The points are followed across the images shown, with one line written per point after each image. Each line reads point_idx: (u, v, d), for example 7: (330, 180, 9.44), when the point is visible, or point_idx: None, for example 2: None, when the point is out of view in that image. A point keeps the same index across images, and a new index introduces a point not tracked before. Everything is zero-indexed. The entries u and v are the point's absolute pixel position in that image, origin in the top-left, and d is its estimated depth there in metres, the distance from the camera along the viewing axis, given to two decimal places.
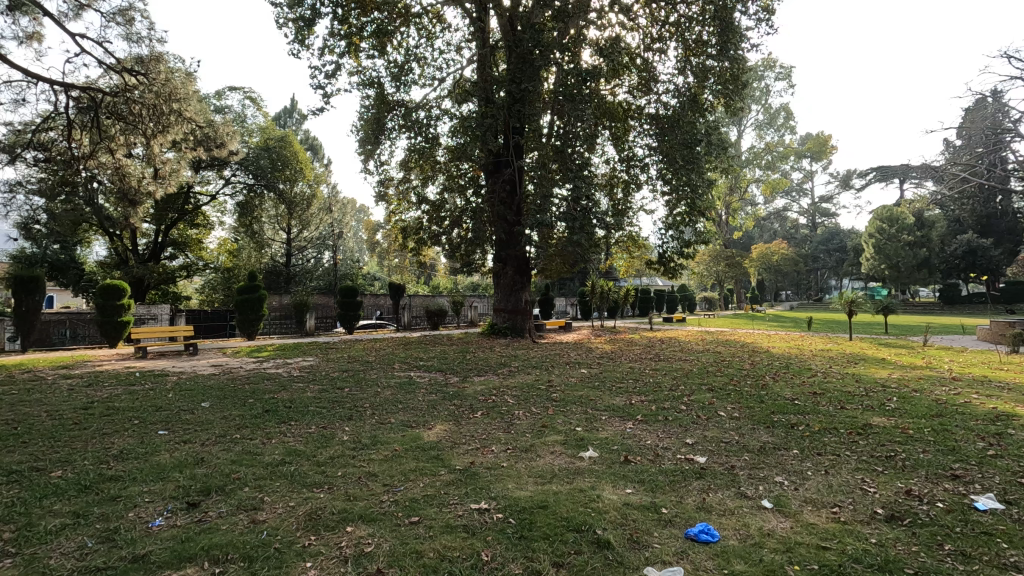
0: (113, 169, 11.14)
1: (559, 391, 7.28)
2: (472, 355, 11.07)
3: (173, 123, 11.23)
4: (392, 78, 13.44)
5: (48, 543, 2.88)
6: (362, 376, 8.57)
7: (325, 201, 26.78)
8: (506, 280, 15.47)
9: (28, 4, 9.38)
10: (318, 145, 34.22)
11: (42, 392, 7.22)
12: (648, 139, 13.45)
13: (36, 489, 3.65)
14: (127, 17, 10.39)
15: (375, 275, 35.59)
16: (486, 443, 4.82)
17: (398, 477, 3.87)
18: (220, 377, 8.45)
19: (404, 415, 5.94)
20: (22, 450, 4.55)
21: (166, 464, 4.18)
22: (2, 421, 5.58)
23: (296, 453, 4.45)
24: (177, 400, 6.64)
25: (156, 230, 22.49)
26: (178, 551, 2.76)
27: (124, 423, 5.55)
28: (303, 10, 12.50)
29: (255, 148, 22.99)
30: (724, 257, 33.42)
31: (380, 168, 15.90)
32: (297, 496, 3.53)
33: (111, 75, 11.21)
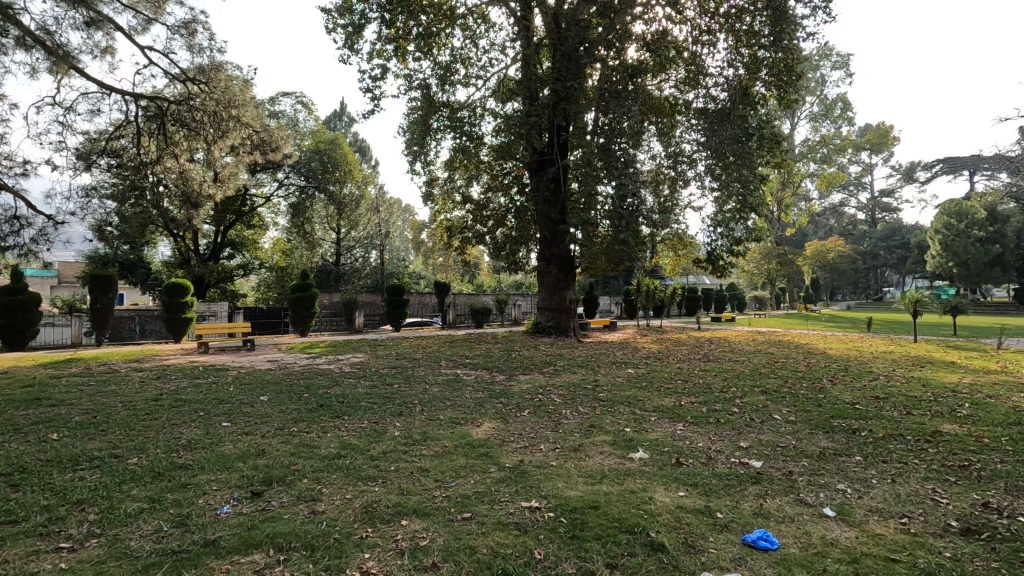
0: (177, 173, 11.82)
1: (606, 391, 7.22)
2: (517, 354, 11.10)
3: (232, 128, 11.78)
4: (438, 80, 13.60)
5: (128, 526, 3.08)
6: (410, 372, 8.74)
7: (373, 201, 27.47)
8: (550, 279, 15.43)
9: (103, 20, 10.03)
10: (366, 147, 35.18)
11: (117, 383, 7.77)
12: (696, 134, 13.09)
13: (115, 474, 3.90)
14: (190, 30, 10.95)
15: (420, 274, 36.19)
16: (534, 442, 4.83)
17: (450, 473, 3.93)
18: (276, 372, 8.82)
19: (453, 412, 6.04)
20: (103, 438, 4.88)
21: (230, 455, 4.38)
22: (82, 410, 6.00)
23: (350, 447, 4.59)
24: (237, 394, 6.98)
25: (216, 231, 23.64)
26: (245, 538, 2.90)
27: (190, 414, 5.85)
28: (353, 16, 12.83)
29: (307, 151, 23.82)
30: (776, 255, 32.21)
31: (426, 169, 16.12)
32: (353, 488, 3.64)
33: (176, 84, 11.86)
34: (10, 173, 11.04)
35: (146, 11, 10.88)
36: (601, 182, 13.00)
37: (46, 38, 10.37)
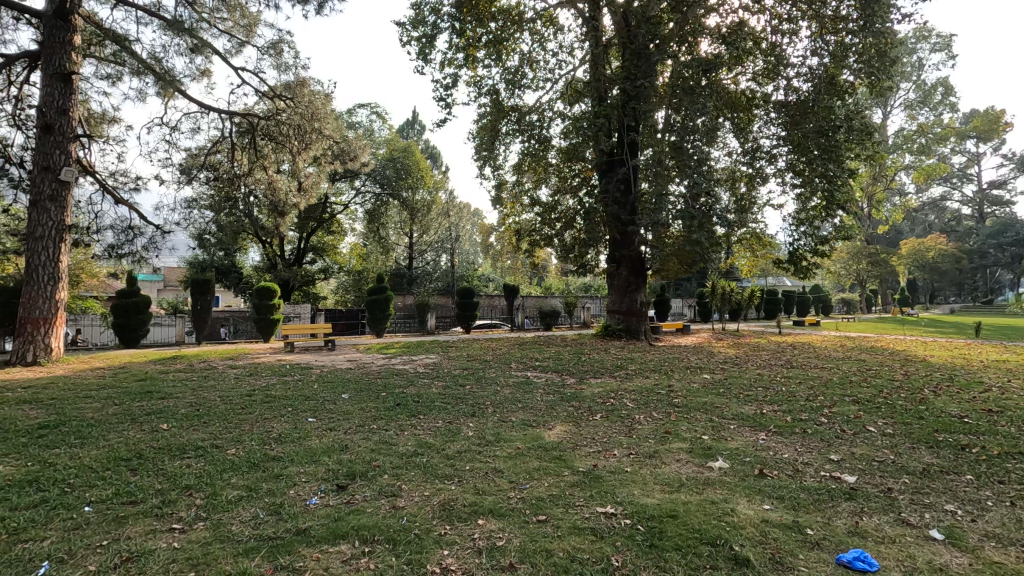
0: (267, 184, 12.63)
1: (681, 396, 7.00)
2: (587, 357, 11.02)
3: (314, 140, 12.48)
4: (507, 85, 13.74)
5: (230, 512, 3.33)
6: (482, 374, 8.86)
7: (445, 206, 27.95)
8: (620, 280, 15.19)
9: (203, 46, 10.94)
10: (437, 153, 36.22)
11: (215, 379, 8.43)
12: (775, 128, 12.45)
13: (217, 463, 4.24)
14: (277, 49, 11.71)
15: (489, 276, 36.77)
16: (608, 446, 4.77)
17: (524, 475, 3.96)
18: (356, 371, 9.25)
19: (525, 413, 6.08)
20: (205, 429, 5.32)
21: (317, 449, 4.64)
22: (187, 403, 6.55)
23: (427, 445, 4.73)
24: (321, 391, 7.38)
25: (300, 237, 25.12)
26: (333, 529, 3.06)
27: (280, 410, 6.24)
28: (426, 28, 13.24)
29: (382, 159, 24.83)
30: (866, 254, 30.00)
31: (495, 173, 16.31)
32: (431, 486, 3.75)
33: (265, 101, 12.76)
34: (126, 188, 12.32)
35: (239, 34, 11.76)
36: (673, 182, 12.65)
37: (156, 65, 11.48)
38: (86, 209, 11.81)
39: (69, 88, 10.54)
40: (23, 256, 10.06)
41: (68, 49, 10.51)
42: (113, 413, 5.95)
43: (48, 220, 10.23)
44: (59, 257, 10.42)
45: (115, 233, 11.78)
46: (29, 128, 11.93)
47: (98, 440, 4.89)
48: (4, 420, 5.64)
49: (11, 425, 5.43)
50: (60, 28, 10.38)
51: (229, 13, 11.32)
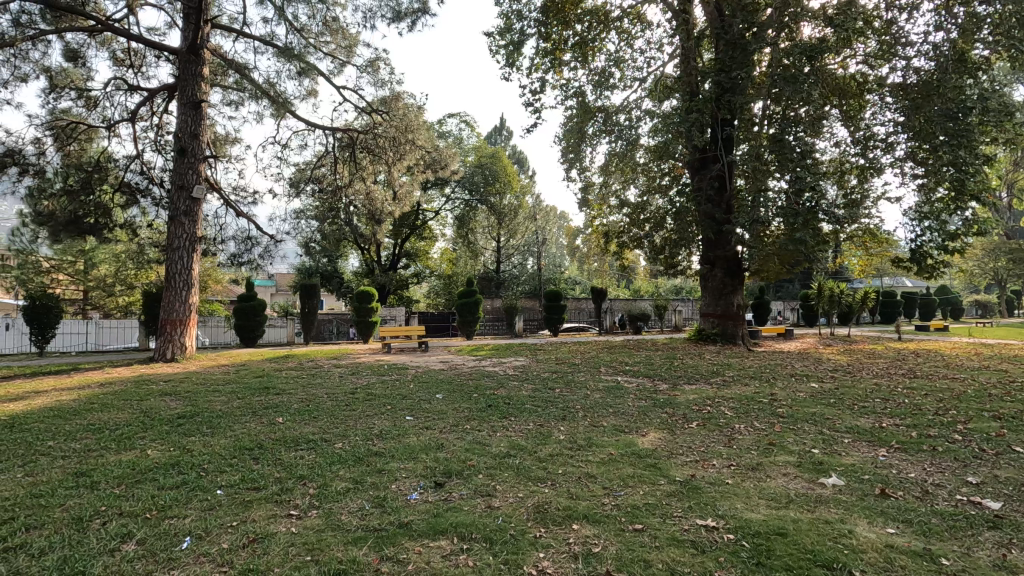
0: (365, 195, 13.36)
1: (786, 406, 6.54)
2: (680, 362, 10.63)
3: (408, 151, 13.09)
4: (594, 86, 13.60)
5: (339, 502, 3.56)
6: (571, 378, 8.81)
7: (531, 210, 28.15)
8: (715, 282, 14.53)
9: (310, 69, 11.85)
10: (524, 158, 36.67)
11: (322, 377, 9.05)
12: (891, 114, 11.34)
13: (326, 456, 4.55)
14: (375, 67, 12.41)
15: (576, 279, 36.58)
16: (706, 456, 4.56)
17: (618, 482, 3.88)
18: (449, 372, 9.57)
19: (617, 419, 5.97)
20: (316, 423, 5.74)
21: (415, 446, 4.85)
22: (298, 399, 7.09)
23: (519, 447, 4.78)
24: (416, 391, 7.69)
25: (395, 244, 26.41)
26: (433, 524, 3.18)
27: (380, 407, 6.59)
28: (513, 36, 13.47)
29: (470, 166, 25.56)
30: (1006, 250, 26.46)
31: (582, 175, 16.19)
32: (525, 488, 3.79)
33: (364, 115, 13.57)
34: (245, 202, 13.63)
35: (341, 55, 12.61)
36: (772, 177, 11.92)
37: (270, 89, 12.61)
38: (212, 222, 13.23)
39: (199, 115, 11.83)
40: (164, 265, 11.39)
41: (199, 81, 11.82)
42: (237, 407, 6.58)
43: (183, 233, 11.52)
44: (192, 264, 11.67)
45: (236, 243, 13.12)
46: (168, 153, 13.56)
47: (225, 430, 5.43)
48: (150, 409, 6.42)
49: (155, 414, 6.16)
50: (192, 62, 11.70)
51: (332, 36, 12.16)
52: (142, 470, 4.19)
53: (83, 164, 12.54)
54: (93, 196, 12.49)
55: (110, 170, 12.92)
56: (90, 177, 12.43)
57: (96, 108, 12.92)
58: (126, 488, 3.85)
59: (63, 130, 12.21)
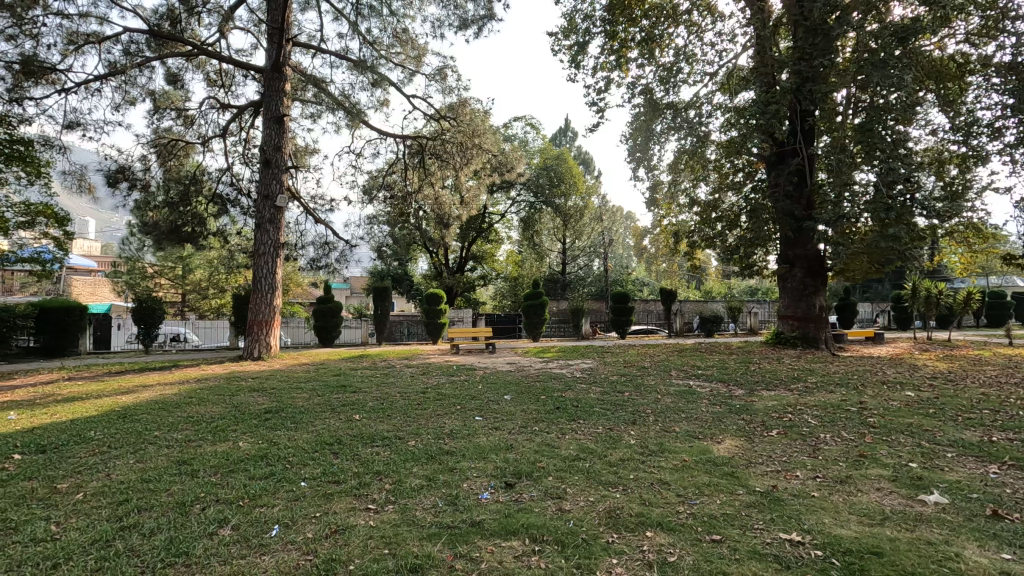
0: (433, 200, 13.74)
1: (877, 416, 6.08)
2: (756, 366, 10.15)
3: (475, 155, 13.28)
4: (662, 82, 13.24)
5: (414, 498, 3.67)
6: (641, 381, 8.60)
7: (597, 211, 27.85)
8: (794, 283, 13.77)
9: (381, 80, 12.35)
10: (589, 158, 36.43)
11: (394, 376, 9.37)
12: (998, 97, 10.29)
13: (401, 453, 4.71)
14: (443, 75, 12.74)
15: (643, 281, 35.85)
16: (788, 467, 4.32)
17: (693, 490, 3.75)
18: (517, 373, 9.63)
19: (690, 424, 5.79)
20: (390, 421, 5.94)
21: (485, 446, 4.92)
22: (373, 397, 7.38)
23: (589, 451, 4.73)
24: (485, 392, 7.79)
25: (462, 247, 26.96)
26: (505, 524, 3.21)
27: (451, 407, 6.74)
28: (577, 36, 13.40)
29: (536, 169, 25.74)
30: None
31: (650, 174, 15.84)
32: (596, 492, 3.74)
33: (432, 122, 13.97)
34: (323, 209, 14.40)
35: (410, 65, 13.04)
36: (859, 169, 11.14)
37: (345, 101, 13.24)
38: (294, 228, 14.08)
39: (282, 129, 12.60)
40: (251, 270, 12.21)
41: (281, 96, 12.59)
42: (317, 403, 6.94)
43: (267, 240, 12.30)
44: (275, 269, 12.44)
45: (315, 248, 13.98)
46: (254, 165, 14.54)
47: (307, 425, 5.73)
48: (240, 404, 6.88)
49: (245, 409, 6.61)
50: (275, 79, 12.49)
51: (402, 48, 12.61)
52: (235, 460, 4.51)
53: (181, 178, 13.67)
54: (189, 207, 13.59)
55: (205, 182, 14.02)
56: (187, 190, 13.52)
57: (193, 126, 14.06)
58: (222, 476, 4.16)
59: (165, 147, 13.36)
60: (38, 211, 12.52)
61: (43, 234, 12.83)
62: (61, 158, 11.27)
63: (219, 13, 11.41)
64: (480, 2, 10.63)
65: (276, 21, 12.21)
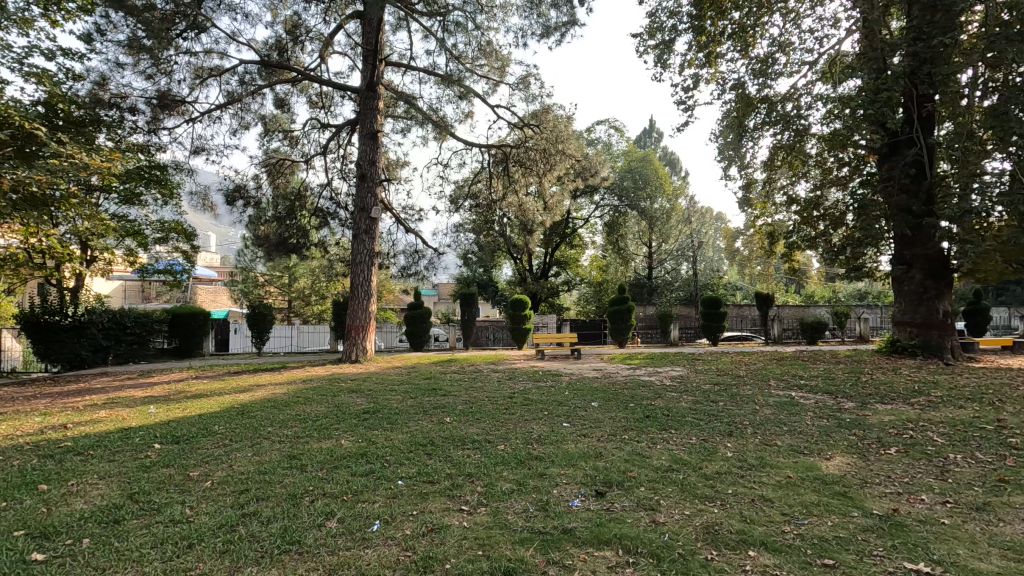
0: (518, 207, 13.91)
1: (1019, 437, 5.35)
2: (869, 377, 9.29)
3: (558, 161, 13.23)
4: (756, 75, 12.54)
5: (506, 502, 3.72)
6: (736, 391, 8.15)
7: (685, 212, 26.89)
8: (912, 285, 12.49)
9: (467, 92, 12.72)
10: (675, 159, 35.37)
11: (482, 381, 9.56)
12: None
13: (491, 456, 4.80)
14: (526, 83, 12.90)
15: (736, 285, 34.14)
16: (911, 489, 3.91)
17: (799, 509, 3.50)
18: (604, 380, 9.50)
19: (793, 438, 5.42)
20: (479, 425, 6.07)
21: (574, 453, 4.89)
22: (463, 401, 7.58)
23: (682, 462, 4.56)
24: (572, 398, 7.74)
25: (546, 253, 27.07)
26: (597, 533, 3.16)
27: (539, 412, 6.77)
28: (663, 34, 13.04)
29: (620, 172, 25.37)
30: None
31: (742, 173, 15.05)
32: (691, 505, 3.60)
33: (516, 130, 14.15)
34: (413, 219, 15.04)
35: (495, 76, 13.34)
36: (990, 157, 9.92)
37: (433, 115, 13.78)
38: (387, 238, 14.84)
39: (375, 144, 13.31)
40: (349, 278, 12.99)
41: (375, 114, 13.33)
42: (411, 405, 7.24)
43: (364, 250, 13.03)
44: (371, 277, 13.15)
45: (406, 257, 14.67)
46: (350, 179, 15.49)
47: (402, 426, 5.99)
48: (341, 404, 7.33)
49: (346, 409, 7.03)
50: (370, 98, 13.25)
51: (487, 60, 12.92)
52: (338, 457, 4.81)
53: (288, 194, 14.87)
54: (294, 221, 14.71)
55: (308, 197, 15.14)
56: (293, 206, 14.68)
57: (297, 145, 15.23)
58: (328, 471, 4.46)
59: (274, 166, 14.60)
60: (171, 227, 14.01)
61: (174, 248, 14.43)
62: (189, 180, 12.68)
63: (319, 40, 12.30)
64: (562, 9, 10.68)
65: (370, 44, 12.94)
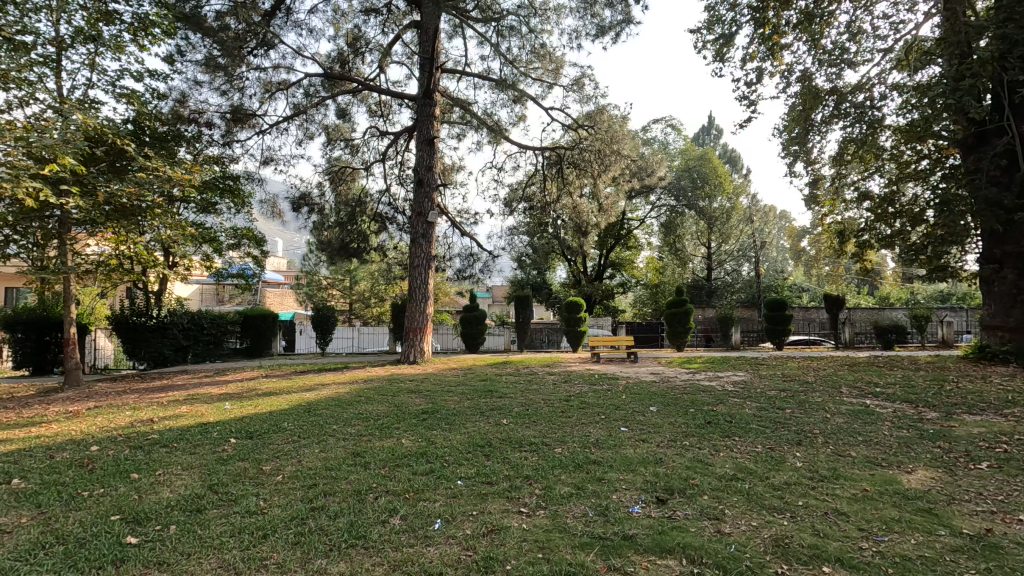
0: (572, 209, 13.83)
1: None
2: (954, 385, 8.63)
3: (613, 161, 13.07)
4: (823, 65, 11.92)
5: (564, 505, 3.71)
6: (804, 398, 7.77)
7: (746, 212, 25.96)
8: (1003, 286, 11.50)
9: (521, 95, 12.78)
10: (736, 156, 34.25)
11: (538, 383, 9.56)
12: None
13: (548, 459, 4.80)
14: (580, 84, 12.83)
15: (802, 287, 32.64)
16: (1007, 509, 3.59)
17: (878, 525, 3.29)
18: (663, 384, 9.29)
19: (870, 449, 5.10)
20: (536, 427, 6.07)
21: (633, 458, 4.81)
22: (519, 403, 7.61)
23: (748, 471, 4.39)
24: (630, 402, 7.62)
25: (600, 254, 26.78)
26: (659, 541, 3.09)
27: (596, 416, 6.70)
28: (722, 28, 12.64)
29: (677, 171, 24.83)
30: None
31: (809, 169, 14.35)
32: (759, 516, 3.46)
33: (570, 132, 14.07)
34: (468, 222, 15.24)
35: (549, 78, 13.34)
36: None
37: (488, 120, 13.94)
38: (443, 242, 15.13)
39: (432, 150, 13.59)
40: (407, 281, 13.33)
41: (431, 120, 13.62)
42: (468, 406, 7.34)
43: (421, 253, 13.34)
44: (428, 279, 13.44)
45: (462, 259, 14.90)
46: (408, 185, 15.90)
47: (460, 427, 6.09)
48: (401, 404, 7.53)
49: (406, 409, 7.21)
50: (426, 105, 13.58)
51: (541, 62, 12.94)
52: (400, 456, 4.94)
53: (349, 201, 15.45)
54: (355, 226, 15.24)
55: (368, 203, 15.67)
56: (354, 212, 15.23)
57: (358, 153, 15.79)
58: (390, 469, 4.59)
59: (336, 174, 15.19)
60: (243, 234, 14.87)
61: (246, 253, 15.27)
62: (259, 188, 13.42)
63: (379, 50, 12.71)
64: (617, 8, 10.55)
65: (427, 52, 13.24)
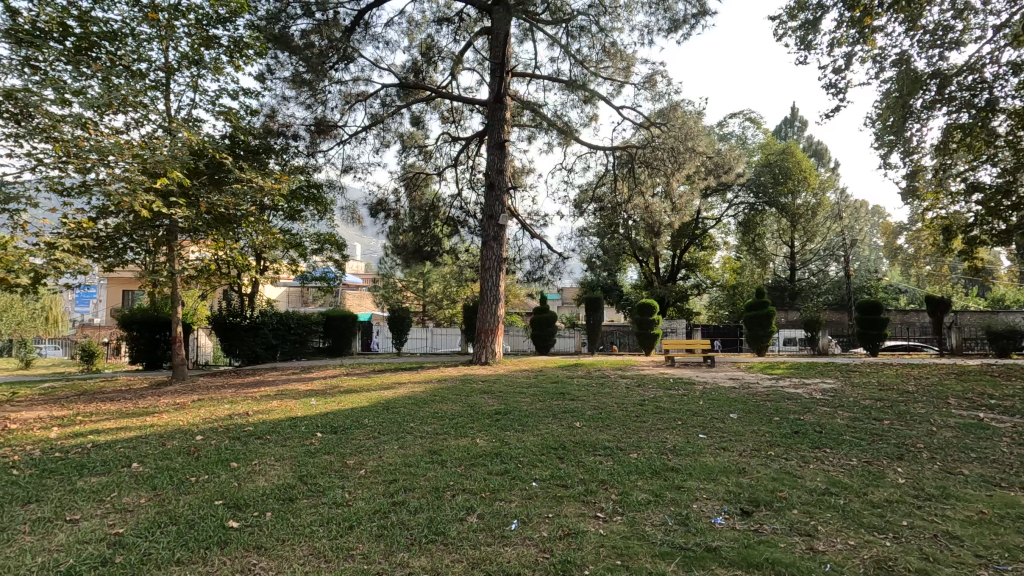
0: (644, 209, 13.50)
1: None
2: None
3: (687, 159, 12.62)
4: (924, 47, 10.94)
5: (642, 512, 3.62)
6: (905, 408, 7.14)
7: (834, 208, 24.32)
8: None
9: (591, 95, 12.65)
10: (822, 148, 32.19)
11: (610, 386, 9.41)
12: None
13: (624, 464, 4.72)
14: (652, 82, 12.53)
15: (898, 287, 30.10)
16: None
17: (999, 552, 2.97)
18: (744, 390, 8.87)
19: (985, 467, 4.62)
20: (609, 431, 5.98)
21: (713, 466, 4.62)
22: (591, 406, 7.51)
23: (842, 485, 4.09)
24: (708, 408, 7.33)
25: (673, 255, 26.00)
26: (745, 555, 2.95)
27: (672, 422, 6.49)
28: (807, 14, 11.92)
29: (757, 166, 23.67)
30: None
31: (906, 160, 13.23)
32: (857, 535, 3.21)
33: (642, 130, 13.77)
34: (538, 225, 15.27)
35: (621, 77, 13.13)
36: None
37: (558, 121, 13.89)
38: (513, 244, 15.26)
39: (502, 153, 13.73)
40: (479, 282, 13.53)
41: (502, 124, 13.78)
42: (540, 408, 7.33)
43: (492, 255, 13.50)
44: (500, 281, 13.58)
45: (532, 262, 14.96)
46: (479, 189, 16.17)
47: (533, 429, 6.10)
48: (474, 404, 7.65)
49: (479, 409, 7.32)
50: (497, 110, 13.76)
51: (612, 61, 12.76)
52: (474, 455, 5.03)
53: (423, 206, 15.91)
54: (429, 230, 15.68)
55: (440, 208, 16.08)
56: (428, 216, 15.67)
57: (431, 159, 16.25)
58: (466, 468, 4.68)
59: (411, 180, 15.72)
60: (325, 239, 15.69)
61: (328, 257, 16.09)
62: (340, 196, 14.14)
63: (451, 58, 13.02)
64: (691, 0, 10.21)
65: (497, 57, 13.41)
